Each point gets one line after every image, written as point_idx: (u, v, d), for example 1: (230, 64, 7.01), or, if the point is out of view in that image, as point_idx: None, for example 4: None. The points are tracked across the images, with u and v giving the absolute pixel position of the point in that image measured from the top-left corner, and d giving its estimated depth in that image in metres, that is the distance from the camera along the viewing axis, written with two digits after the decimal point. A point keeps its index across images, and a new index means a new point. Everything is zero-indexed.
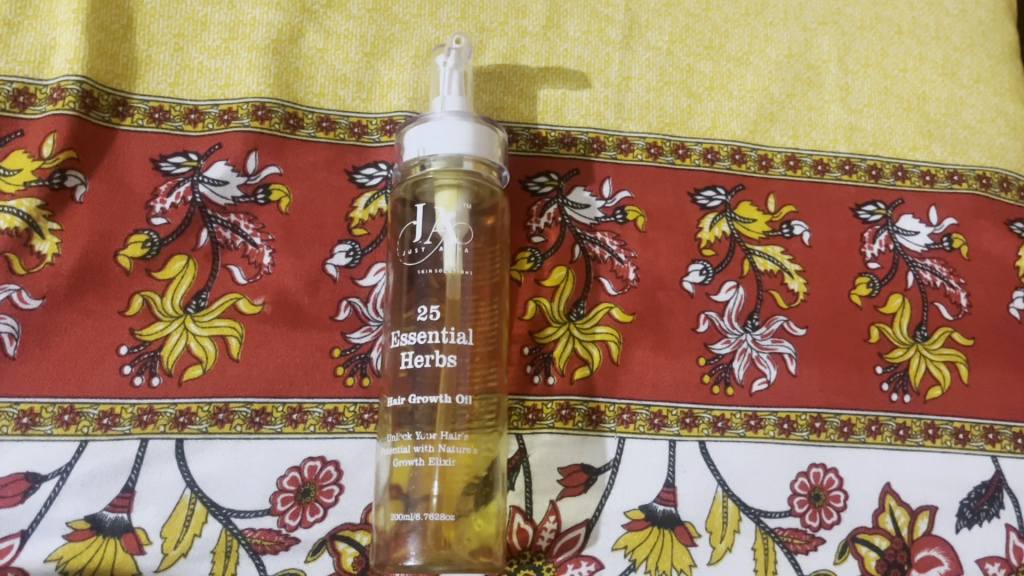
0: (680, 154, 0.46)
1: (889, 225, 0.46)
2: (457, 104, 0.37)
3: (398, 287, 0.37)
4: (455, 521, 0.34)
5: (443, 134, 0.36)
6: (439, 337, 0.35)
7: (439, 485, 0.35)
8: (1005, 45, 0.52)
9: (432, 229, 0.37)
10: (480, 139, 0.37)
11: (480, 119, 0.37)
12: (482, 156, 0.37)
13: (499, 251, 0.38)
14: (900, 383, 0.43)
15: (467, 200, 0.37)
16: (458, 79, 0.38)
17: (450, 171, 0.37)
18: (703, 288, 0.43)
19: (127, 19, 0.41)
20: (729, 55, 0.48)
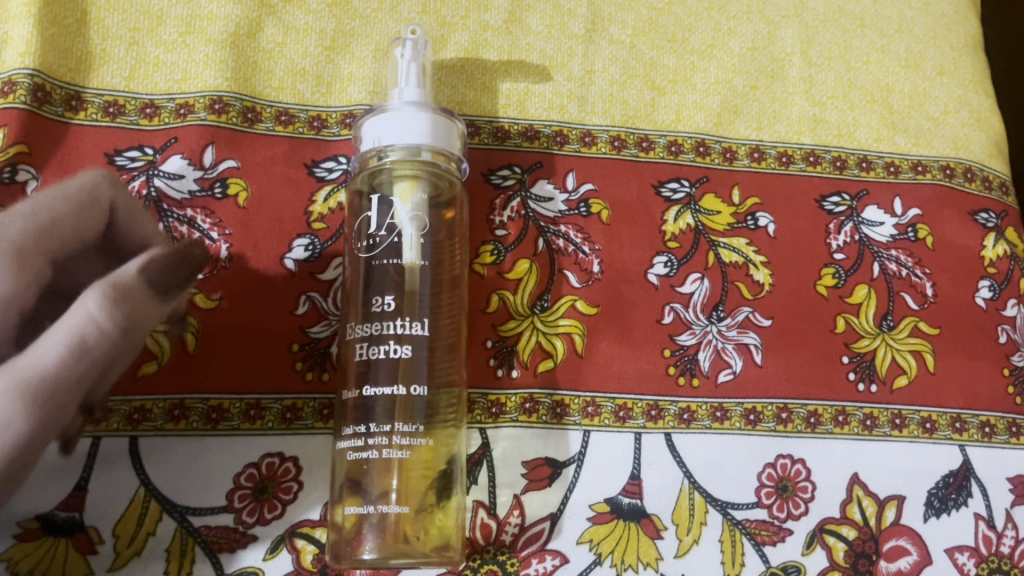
0: (644, 147, 0.46)
1: (854, 215, 0.46)
2: (415, 95, 0.37)
3: (355, 279, 0.36)
4: (413, 515, 0.34)
5: (400, 124, 0.36)
6: (395, 328, 0.35)
7: (396, 475, 0.34)
8: (968, 38, 0.52)
9: (389, 221, 0.36)
10: (438, 129, 0.36)
11: (438, 110, 0.37)
12: (441, 146, 0.36)
13: (459, 243, 0.38)
14: (866, 372, 0.43)
15: (426, 192, 0.37)
16: (417, 70, 0.38)
17: (408, 161, 0.36)
18: (668, 280, 0.43)
19: (81, 12, 0.41)
20: (692, 48, 0.48)
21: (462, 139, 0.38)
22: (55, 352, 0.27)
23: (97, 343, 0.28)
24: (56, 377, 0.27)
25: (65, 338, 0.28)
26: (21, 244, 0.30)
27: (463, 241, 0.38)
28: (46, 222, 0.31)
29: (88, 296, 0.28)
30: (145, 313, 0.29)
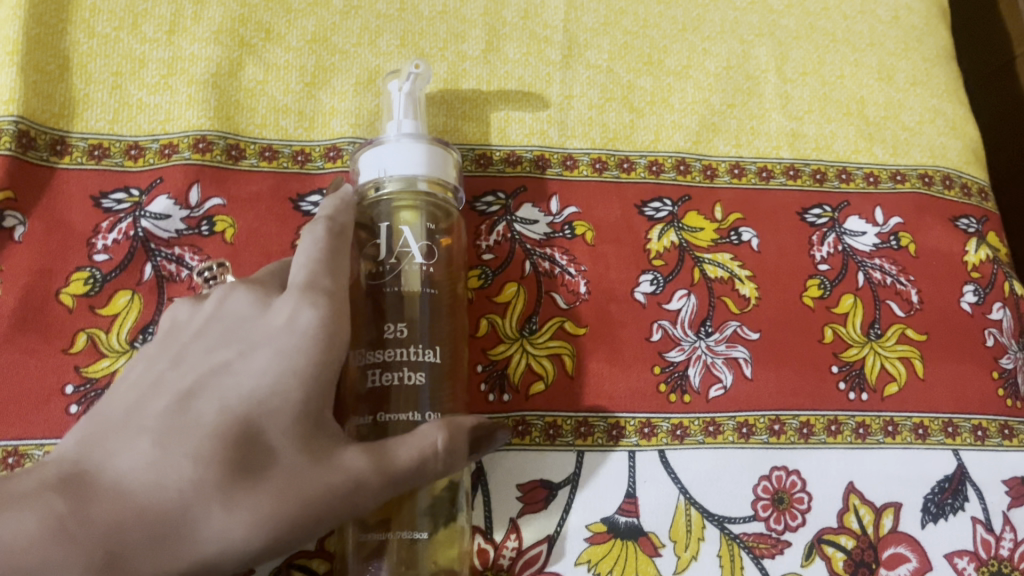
0: (625, 168, 0.46)
1: (836, 226, 0.47)
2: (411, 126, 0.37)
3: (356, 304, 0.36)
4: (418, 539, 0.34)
5: (398, 155, 0.36)
6: (406, 355, 0.35)
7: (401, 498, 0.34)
8: (939, 49, 0.53)
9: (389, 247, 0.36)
10: (436, 160, 0.37)
11: (434, 141, 0.37)
12: (439, 176, 0.37)
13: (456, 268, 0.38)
14: (856, 381, 0.43)
15: (426, 221, 0.37)
16: (410, 102, 0.38)
17: (406, 191, 0.36)
18: (655, 298, 0.44)
19: (63, 58, 0.41)
20: (668, 69, 0.49)
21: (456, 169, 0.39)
22: (408, 456, 0.31)
23: (432, 469, 0.32)
24: (410, 473, 0.31)
25: (414, 452, 0.31)
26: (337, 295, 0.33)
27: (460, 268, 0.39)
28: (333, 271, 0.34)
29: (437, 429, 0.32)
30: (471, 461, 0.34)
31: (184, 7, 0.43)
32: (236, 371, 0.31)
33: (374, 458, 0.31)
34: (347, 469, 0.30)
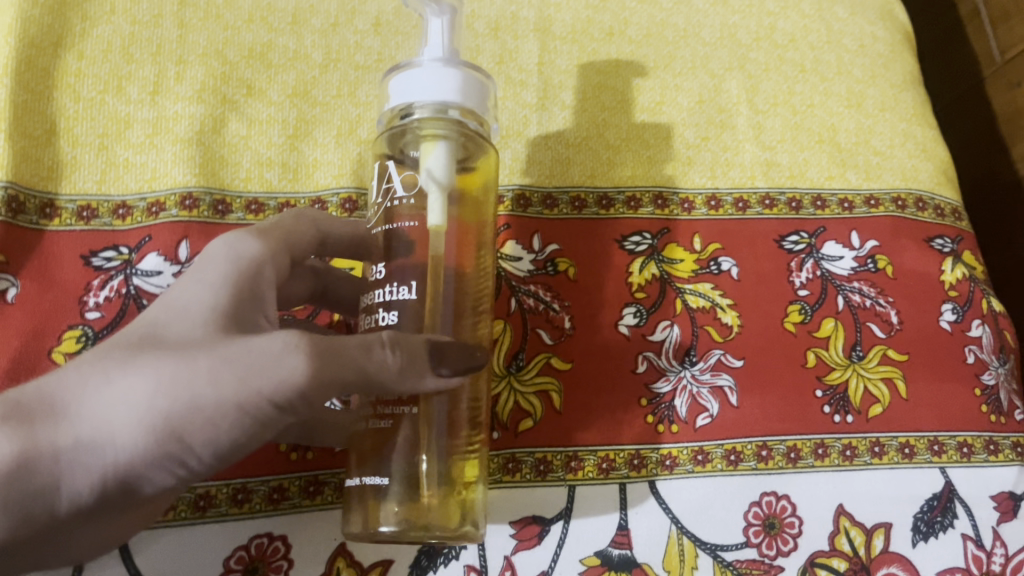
0: (605, 205, 0.47)
1: (813, 252, 0.48)
2: (443, 48, 0.34)
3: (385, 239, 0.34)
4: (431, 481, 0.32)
5: (428, 81, 0.33)
6: (383, 295, 0.33)
7: (396, 449, 0.32)
8: (905, 75, 0.55)
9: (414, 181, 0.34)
10: (468, 86, 0.33)
11: (467, 65, 0.34)
12: (471, 102, 0.33)
13: (485, 206, 0.35)
14: (840, 404, 0.44)
15: (455, 152, 0.34)
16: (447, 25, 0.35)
17: (435, 121, 0.33)
18: (639, 330, 0.44)
19: (49, 122, 0.42)
20: (642, 106, 0.50)
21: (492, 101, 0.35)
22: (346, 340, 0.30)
23: (379, 359, 0.30)
24: (349, 355, 0.30)
25: (357, 339, 0.30)
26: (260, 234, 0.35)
27: (490, 203, 0.35)
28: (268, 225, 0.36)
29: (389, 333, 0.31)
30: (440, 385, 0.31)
31: (167, 68, 0.44)
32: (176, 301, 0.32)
33: (312, 337, 0.30)
34: (268, 342, 0.29)
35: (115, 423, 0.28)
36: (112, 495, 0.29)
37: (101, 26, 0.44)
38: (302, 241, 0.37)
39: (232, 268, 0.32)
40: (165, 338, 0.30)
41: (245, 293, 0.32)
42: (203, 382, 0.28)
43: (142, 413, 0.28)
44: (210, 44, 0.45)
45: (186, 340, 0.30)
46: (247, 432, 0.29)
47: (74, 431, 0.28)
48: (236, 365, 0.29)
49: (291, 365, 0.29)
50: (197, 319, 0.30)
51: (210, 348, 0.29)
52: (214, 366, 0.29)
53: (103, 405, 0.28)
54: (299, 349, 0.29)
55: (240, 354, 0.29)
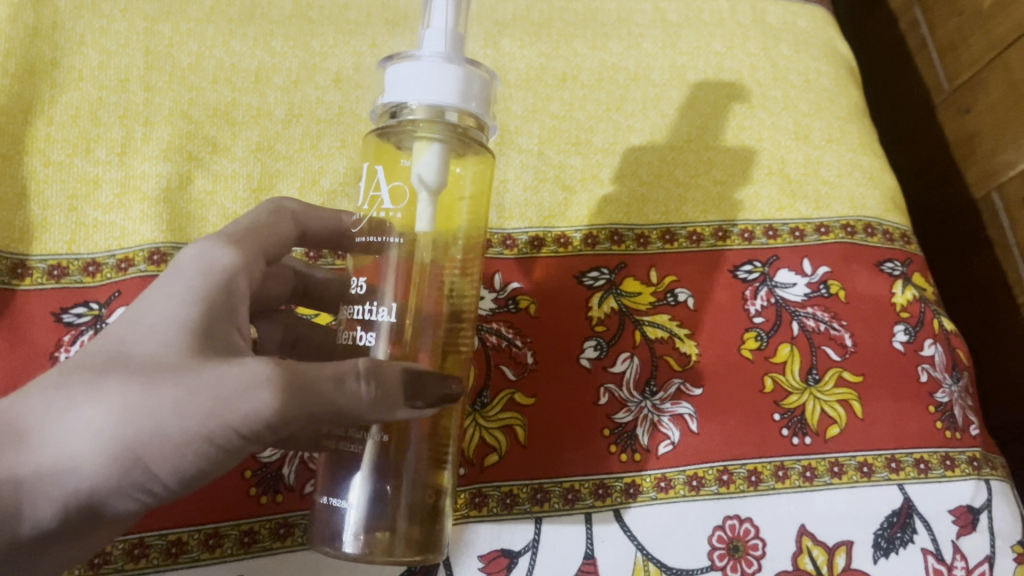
0: (562, 243, 0.49)
1: (767, 280, 0.49)
2: (446, 39, 0.31)
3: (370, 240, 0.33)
4: (398, 511, 0.31)
5: (428, 82, 0.30)
6: (360, 312, 0.33)
7: (367, 476, 0.31)
8: (850, 107, 0.57)
9: (403, 184, 0.32)
10: (471, 87, 0.31)
11: (471, 63, 0.31)
12: (472, 109, 0.31)
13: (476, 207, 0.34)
14: (798, 426, 0.45)
15: (450, 159, 0.32)
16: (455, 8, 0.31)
17: (432, 123, 0.31)
18: (600, 362, 0.46)
19: (20, 187, 0.44)
20: (596, 147, 0.52)
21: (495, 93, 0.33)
22: (317, 369, 0.29)
23: (354, 397, 0.28)
24: (323, 391, 0.28)
25: (330, 369, 0.29)
26: (237, 240, 0.34)
27: (481, 201, 0.34)
28: (247, 228, 0.35)
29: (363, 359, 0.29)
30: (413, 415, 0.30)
31: (134, 129, 0.46)
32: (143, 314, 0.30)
33: (282, 368, 0.28)
34: (235, 372, 0.28)
35: (78, 449, 0.27)
36: (74, 518, 0.28)
37: (70, 92, 0.46)
38: (279, 239, 0.37)
39: (203, 280, 0.31)
40: (133, 360, 0.28)
41: (218, 305, 0.30)
42: (170, 412, 0.27)
43: (105, 444, 0.27)
44: (176, 105, 0.47)
45: (153, 360, 0.28)
46: (212, 461, 0.28)
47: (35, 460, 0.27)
48: (204, 397, 0.27)
49: (260, 401, 0.27)
50: (164, 339, 0.29)
51: (179, 377, 0.28)
52: (181, 397, 0.27)
53: (69, 432, 0.27)
54: (269, 381, 0.28)
55: (208, 383, 0.28)
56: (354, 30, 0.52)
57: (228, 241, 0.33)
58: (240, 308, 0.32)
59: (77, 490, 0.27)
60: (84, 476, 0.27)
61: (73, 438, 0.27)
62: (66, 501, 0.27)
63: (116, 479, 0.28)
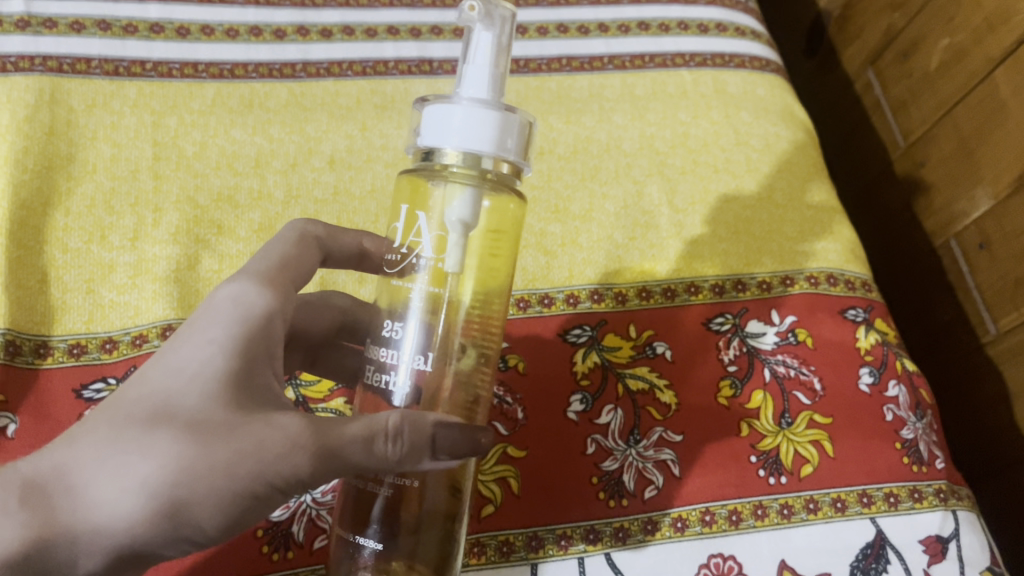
0: (546, 304, 0.52)
1: (738, 331, 0.53)
2: (486, 86, 0.32)
3: (406, 286, 0.33)
4: (414, 552, 0.33)
5: (467, 131, 0.32)
6: (395, 357, 0.33)
7: (393, 519, 0.33)
8: (809, 167, 0.61)
9: (439, 231, 0.33)
10: (507, 135, 0.32)
11: (509, 110, 0.32)
12: (507, 155, 0.32)
13: (509, 248, 0.35)
14: (774, 467, 0.48)
15: (483, 204, 0.33)
16: (495, 54, 0.32)
17: (468, 169, 0.32)
18: (587, 414, 0.49)
19: (41, 273, 0.47)
20: (574, 214, 0.56)
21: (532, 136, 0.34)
22: (349, 430, 0.29)
23: (384, 459, 0.30)
24: (355, 454, 0.29)
25: (360, 429, 0.29)
26: (270, 278, 0.34)
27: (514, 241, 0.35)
28: (279, 264, 0.35)
29: (392, 413, 0.30)
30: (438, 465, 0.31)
31: (144, 216, 0.50)
32: (182, 361, 0.30)
33: (313, 428, 0.29)
34: (275, 432, 0.29)
35: (132, 503, 0.28)
36: (124, 564, 0.29)
37: (85, 184, 0.50)
38: (308, 268, 0.37)
39: (240, 327, 0.31)
40: (180, 417, 0.29)
41: (254, 354, 0.31)
42: (219, 474, 0.28)
43: (155, 502, 0.28)
44: (183, 191, 0.51)
45: (197, 416, 0.29)
46: (253, 514, 0.29)
47: (93, 514, 0.28)
48: (249, 458, 0.28)
49: (297, 465, 0.29)
50: (207, 393, 0.29)
51: (225, 437, 0.28)
52: (231, 459, 0.28)
53: (118, 482, 0.28)
54: (304, 446, 0.29)
55: (251, 446, 0.28)
56: (346, 116, 0.56)
57: (262, 282, 0.33)
58: (275, 349, 0.32)
59: (122, 541, 0.28)
60: (131, 526, 0.28)
61: (122, 489, 0.28)
62: (119, 552, 0.28)
63: (165, 533, 0.28)
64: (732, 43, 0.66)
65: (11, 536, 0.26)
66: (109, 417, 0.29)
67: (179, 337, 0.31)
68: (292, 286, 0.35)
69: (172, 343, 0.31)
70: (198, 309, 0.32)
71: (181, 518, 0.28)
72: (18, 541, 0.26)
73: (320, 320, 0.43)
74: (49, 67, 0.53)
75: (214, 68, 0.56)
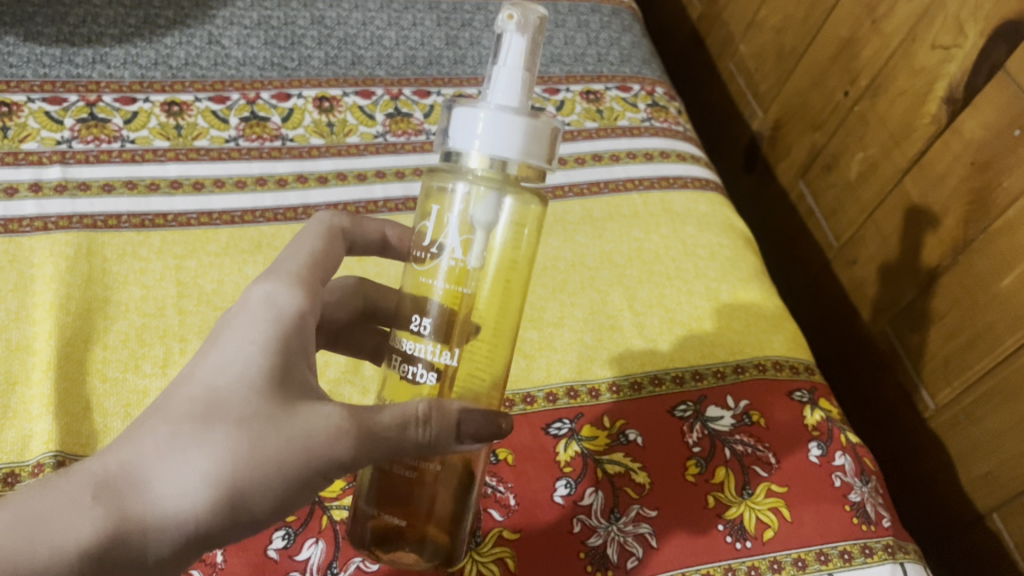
0: (529, 401, 0.59)
1: (699, 415, 0.60)
2: (511, 99, 0.39)
3: (431, 280, 0.40)
4: (438, 525, 0.40)
5: (495, 136, 0.38)
6: (424, 351, 0.40)
7: (419, 497, 0.39)
8: (749, 270, 0.70)
9: (465, 233, 0.40)
10: (531, 141, 0.39)
11: (533, 118, 0.39)
12: (525, 159, 0.39)
13: (524, 247, 0.41)
14: (739, 533, 0.54)
15: (503, 205, 0.40)
16: (520, 70, 0.39)
17: (495, 170, 0.39)
18: (571, 497, 0.55)
19: (84, 402, 0.53)
20: (547, 321, 0.63)
21: (553, 137, 0.40)
22: (386, 417, 0.35)
23: (412, 440, 0.35)
24: (388, 437, 0.35)
25: (395, 416, 0.35)
26: (297, 276, 0.40)
27: (530, 239, 0.41)
28: (308, 258, 0.41)
29: (421, 402, 0.36)
30: (462, 448, 0.37)
31: (172, 346, 0.57)
32: (228, 358, 0.35)
33: (351, 415, 0.34)
34: (318, 420, 0.34)
35: (195, 492, 0.32)
36: (186, 551, 0.33)
37: (120, 321, 0.57)
38: (334, 257, 0.43)
39: (275, 326, 0.36)
40: (230, 413, 0.34)
41: (290, 352, 0.36)
42: (270, 460, 0.33)
43: (216, 490, 0.32)
44: (204, 323, 0.58)
45: (246, 409, 0.34)
46: (300, 493, 0.34)
47: (159, 502, 0.32)
48: (297, 445, 0.33)
49: (342, 449, 0.34)
50: (253, 389, 0.34)
51: (275, 430, 0.33)
52: (281, 447, 0.33)
53: (179, 474, 0.32)
54: (344, 431, 0.34)
55: (299, 435, 0.33)
56: None
57: (291, 281, 0.39)
58: (307, 347, 0.38)
59: (183, 528, 0.32)
60: (193, 510, 0.32)
61: (182, 480, 0.32)
62: (184, 537, 0.33)
63: (224, 516, 0.33)
64: (675, 168, 0.76)
65: (87, 526, 0.31)
66: (166, 416, 0.34)
67: (221, 336, 0.36)
68: (319, 280, 0.41)
69: (216, 342, 0.36)
70: (235, 308, 0.38)
71: (238, 504, 0.33)
72: (93, 532, 0.31)
73: (347, 304, 0.49)
74: (84, 224, 0.61)
75: (227, 215, 0.64)
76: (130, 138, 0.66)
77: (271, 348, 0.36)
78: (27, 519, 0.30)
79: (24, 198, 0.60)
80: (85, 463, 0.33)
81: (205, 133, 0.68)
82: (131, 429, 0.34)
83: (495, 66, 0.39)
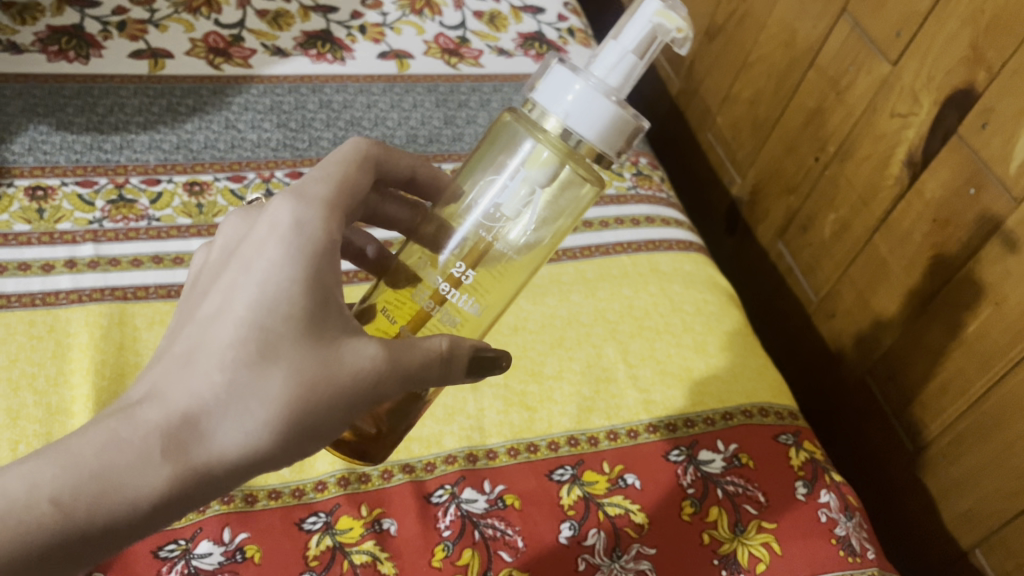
0: (533, 450, 0.63)
1: (691, 459, 0.64)
2: (608, 84, 0.41)
3: (468, 215, 0.44)
4: (392, 434, 0.45)
5: (581, 108, 0.41)
6: (454, 295, 0.44)
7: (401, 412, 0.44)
8: (733, 323, 0.75)
9: (516, 185, 0.43)
10: (609, 129, 0.41)
11: (622, 109, 0.41)
12: (600, 145, 0.41)
13: (555, 230, 0.45)
14: (733, 567, 0.58)
15: (557, 175, 0.43)
16: (630, 61, 0.42)
17: (562, 140, 0.42)
18: (575, 538, 0.58)
19: None
20: (547, 375, 0.68)
21: (633, 135, 0.42)
22: (418, 352, 0.39)
23: (434, 373, 0.40)
24: (421, 372, 0.39)
25: (425, 353, 0.39)
26: (329, 199, 0.40)
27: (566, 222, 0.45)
28: (337, 179, 0.42)
29: (443, 338, 0.40)
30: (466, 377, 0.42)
31: None
32: (271, 298, 0.37)
33: (389, 357, 0.38)
34: (361, 361, 0.38)
35: (255, 434, 0.37)
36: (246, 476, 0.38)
37: None
38: (364, 180, 0.44)
39: (310, 261, 0.38)
40: (280, 360, 0.37)
41: (326, 286, 0.38)
42: (321, 404, 0.37)
43: (274, 428, 0.37)
44: None
45: (296, 355, 0.37)
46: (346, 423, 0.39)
47: (222, 445, 0.36)
48: (345, 388, 0.37)
49: (383, 391, 0.38)
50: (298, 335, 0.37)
51: (325, 376, 0.37)
52: (331, 391, 0.37)
53: (238, 421, 0.36)
54: (383, 372, 0.38)
55: (346, 381, 0.37)
56: None
57: (321, 206, 0.40)
58: (336, 269, 0.39)
59: (245, 462, 0.37)
60: (254, 449, 0.37)
61: (243, 425, 0.36)
62: (246, 469, 0.37)
63: (280, 451, 0.37)
64: (661, 231, 0.82)
65: (160, 477, 0.35)
66: (218, 363, 0.37)
67: (260, 266, 0.38)
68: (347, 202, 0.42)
69: (255, 272, 0.38)
70: (269, 233, 0.39)
71: (291, 441, 0.37)
72: (166, 480, 0.35)
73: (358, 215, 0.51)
74: (116, 296, 0.65)
75: None
76: (155, 217, 0.71)
77: (310, 285, 0.38)
78: (105, 475, 0.34)
79: (60, 274, 0.65)
80: (143, 409, 0.36)
81: (224, 210, 0.73)
82: (186, 375, 0.37)
83: (611, 44, 0.42)
